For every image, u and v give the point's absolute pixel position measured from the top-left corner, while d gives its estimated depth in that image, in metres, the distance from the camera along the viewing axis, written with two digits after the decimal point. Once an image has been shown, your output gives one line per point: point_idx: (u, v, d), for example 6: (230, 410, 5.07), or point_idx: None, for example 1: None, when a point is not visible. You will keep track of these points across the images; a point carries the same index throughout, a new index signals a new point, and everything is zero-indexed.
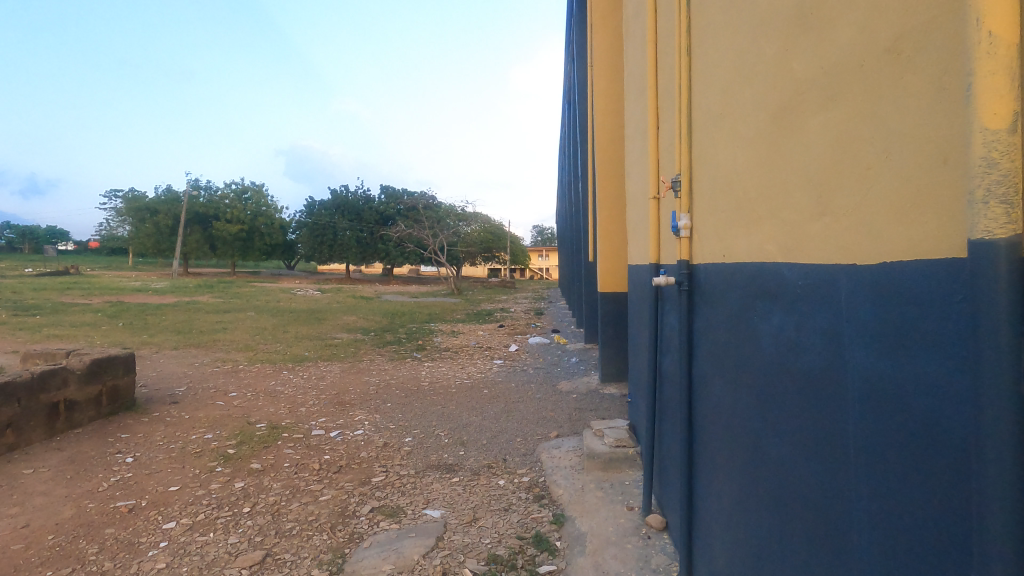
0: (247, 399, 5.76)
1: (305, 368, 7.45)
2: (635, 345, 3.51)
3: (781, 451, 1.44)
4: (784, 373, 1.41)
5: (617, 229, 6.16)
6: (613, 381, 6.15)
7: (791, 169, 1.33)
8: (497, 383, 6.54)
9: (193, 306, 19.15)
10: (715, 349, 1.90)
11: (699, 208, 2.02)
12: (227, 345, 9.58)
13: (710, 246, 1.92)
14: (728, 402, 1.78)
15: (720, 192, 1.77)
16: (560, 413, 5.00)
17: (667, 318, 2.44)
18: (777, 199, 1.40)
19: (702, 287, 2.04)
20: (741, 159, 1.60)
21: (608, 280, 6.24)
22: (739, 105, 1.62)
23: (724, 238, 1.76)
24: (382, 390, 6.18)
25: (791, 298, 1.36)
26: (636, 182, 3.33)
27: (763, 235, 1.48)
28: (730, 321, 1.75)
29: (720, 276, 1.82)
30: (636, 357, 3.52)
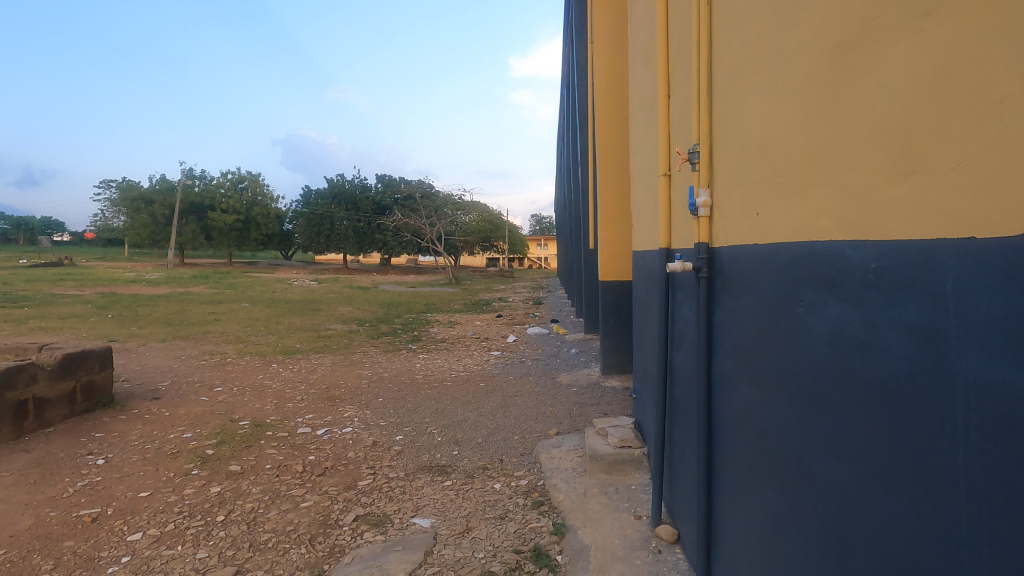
0: (233, 394, 5.51)
1: (295, 361, 7.19)
2: (640, 336, 3.27)
3: (837, 472, 1.19)
4: (843, 378, 1.16)
5: (620, 214, 5.88)
6: (615, 374, 5.90)
7: (858, 119, 1.07)
8: (494, 375, 6.30)
9: (187, 297, 18.86)
10: (744, 347, 1.64)
11: (722, 181, 1.75)
12: (217, 338, 9.31)
13: (737, 224, 1.65)
14: (761, 408, 1.53)
15: (750, 158, 1.51)
16: (559, 408, 4.76)
17: (682, 310, 2.18)
18: (835, 158, 1.14)
19: (725, 274, 1.78)
20: (780, 114, 1.34)
21: (611, 270, 5.97)
22: (776, 51, 1.36)
23: (756, 212, 1.50)
24: (374, 384, 5.93)
25: (856, 287, 1.10)
26: (643, 161, 3.05)
27: (811, 204, 1.23)
28: (763, 313, 1.50)
29: (750, 261, 1.56)
30: (641, 347, 3.28)
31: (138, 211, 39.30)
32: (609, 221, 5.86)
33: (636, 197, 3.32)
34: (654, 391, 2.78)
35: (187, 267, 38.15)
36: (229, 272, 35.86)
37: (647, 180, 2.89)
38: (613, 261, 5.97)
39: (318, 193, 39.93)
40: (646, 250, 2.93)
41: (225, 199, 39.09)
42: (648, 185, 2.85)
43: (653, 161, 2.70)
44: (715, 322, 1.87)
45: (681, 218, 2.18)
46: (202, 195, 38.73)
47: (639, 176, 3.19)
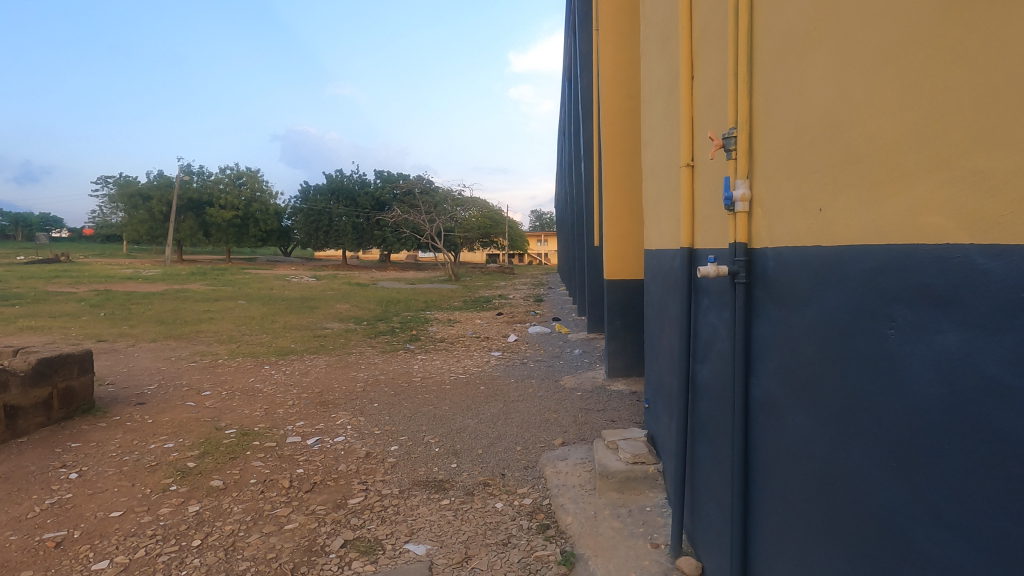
0: (221, 399, 5.26)
1: (288, 363, 6.93)
2: (653, 339, 3.07)
3: (953, 528, 0.98)
4: (964, 413, 0.95)
5: (627, 210, 5.62)
6: (621, 377, 5.65)
7: (997, 90, 0.87)
8: (494, 378, 6.04)
9: (183, 295, 18.52)
10: (795, 368, 1.44)
11: (767, 170, 1.52)
12: (209, 338, 9.04)
13: (789, 222, 1.43)
14: (826, 439, 1.32)
15: (814, 147, 1.31)
16: (564, 415, 4.50)
17: (708, 319, 1.97)
18: (958, 139, 0.94)
19: (770, 281, 1.54)
20: (867, 91, 1.14)
21: (616, 267, 5.71)
22: (858, 19, 1.16)
23: (819, 207, 1.30)
24: (369, 388, 5.67)
25: (993, 306, 0.90)
26: (657, 151, 2.83)
27: (913, 196, 1.03)
28: (831, 330, 1.28)
29: (813, 265, 1.33)
30: (653, 350, 3.08)
31: (135, 207, 38.96)
32: (615, 217, 5.60)
33: (649, 191, 3.09)
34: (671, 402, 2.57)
35: (185, 264, 37.85)
36: (227, 268, 35.57)
37: (663, 173, 2.66)
38: (619, 258, 5.71)
39: (316, 189, 39.60)
40: (662, 249, 2.69)
41: (223, 195, 38.76)
42: (665, 176, 2.63)
43: (671, 150, 2.47)
44: (753, 338, 1.65)
45: (708, 214, 1.96)
46: (200, 191, 38.39)
47: (653, 167, 2.96)
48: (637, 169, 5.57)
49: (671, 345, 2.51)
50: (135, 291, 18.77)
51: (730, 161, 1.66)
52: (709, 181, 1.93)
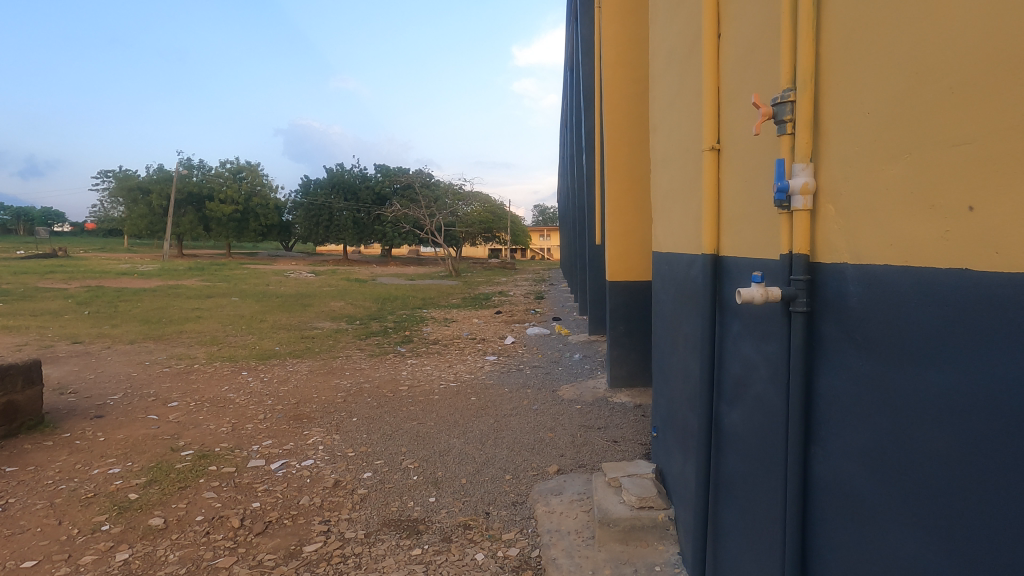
0: (187, 412, 4.81)
1: (269, 368, 6.48)
2: (661, 357, 2.65)
3: None
4: None
5: (631, 206, 5.13)
6: (624, 388, 5.18)
7: None
8: (487, 387, 5.59)
9: (175, 290, 18.07)
10: (896, 454, 1.02)
11: (853, 158, 1.10)
12: (190, 339, 8.57)
13: (892, 239, 1.01)
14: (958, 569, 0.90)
15: (955, 133, 0.89)
16: (561, 434, 4.05)
17: (742, 355, 1.55)
18: None
19: (853, 320, 1.11)
20: None
21: (618, 267, 5.24)
22: None
23: (957, 220, 0.88)
24: (350, 399, 5.21)
25: None
26: (667, 136, 2.42)
27: None
28: (981, 412, 0.85)
29: (944, 310, 0.91)
30: (662, 370, 2.67)
31: (134, 201, 38.55)
32: (618, 211, 5.13)
33: (658, 184, 2.68)
34: (687, 440, 2.14)
35: (184, 258, 37.48)
36: (225, 263, 35.13)
37: (675, 162, 2.25)
38: (623, 257, 5.23)
39: (316, 183, 39.11)
40: (674, 254, 2.25)
41: (222, 189, 38.31)
42: (677, 165, 2.22)
43: (687, 132, 2.03)
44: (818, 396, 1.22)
45: (739, 209, 1.55)
46: (199, 185, 37.95)
47: (662, 155, 2.55)
48: (641, 160, 5.08)
49: (685, 372, 2.09)
50: (127, 287, 18.32)
51: (786, 136, 1.26)
52: (743, 166, 1.53)
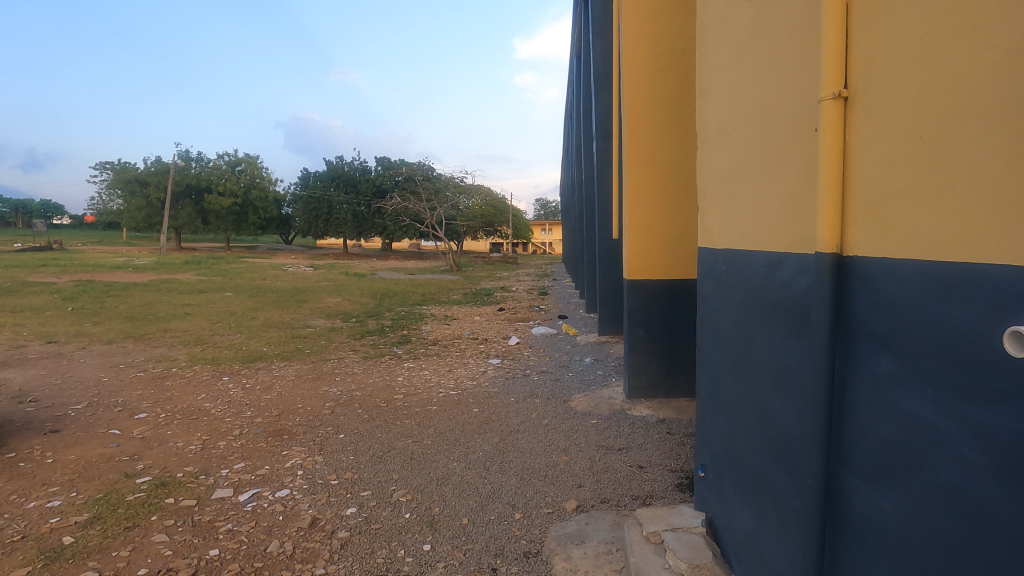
0: (154, 426, 4.27)
1: (252, 373, 5.94)
2: (706, 376, 2.26)
3: None
4: None
5: (653, 195, 4.58)
6: (643, 400, 4.65)
7: None
8: (491, 396, 5.06)
9: (169, 285, 17.51)
10: None
11: None
12: (172, 338, 8.02)
13: None
14: None
15: None
16: (577, 456, 3.52)
17: (910, 415, 1.14)
18: None
19: None
20: None
21: (641, 265, 4.66)
22: None
23: None
24: (338, 411, 4.68)
25: None
26: (725, 101, 2.00)
27: None
28: None
29: None
30: (703, 392, 2.29)
31: (133, 193, 38.04)
32: (638, 203, 4.58)
33: (705, 161, 2.25)
34: (755, 492, 1.75)
35: (182, 252, 36.94)
36: (223, 257, 34.56)
37: (745, 128, 1.83)
38: (647, 254, 4.64)
39: (315, 175, 38.47)
40: (738, 247, 1.89)
41: (219, 181, 37.71)
42: (749, 130, 1.80)
43: (767, 96, 1.65)
44: None
45: (917, 171, 1.13)
46: (197, 177, 37.35)
47: (713, 126, 2.13)
48: (664, 145, 4.55)
49: (763, 412, 1.70)
50: (120, 281, 17.78)
51: None
52: (925, 108, 1.10)
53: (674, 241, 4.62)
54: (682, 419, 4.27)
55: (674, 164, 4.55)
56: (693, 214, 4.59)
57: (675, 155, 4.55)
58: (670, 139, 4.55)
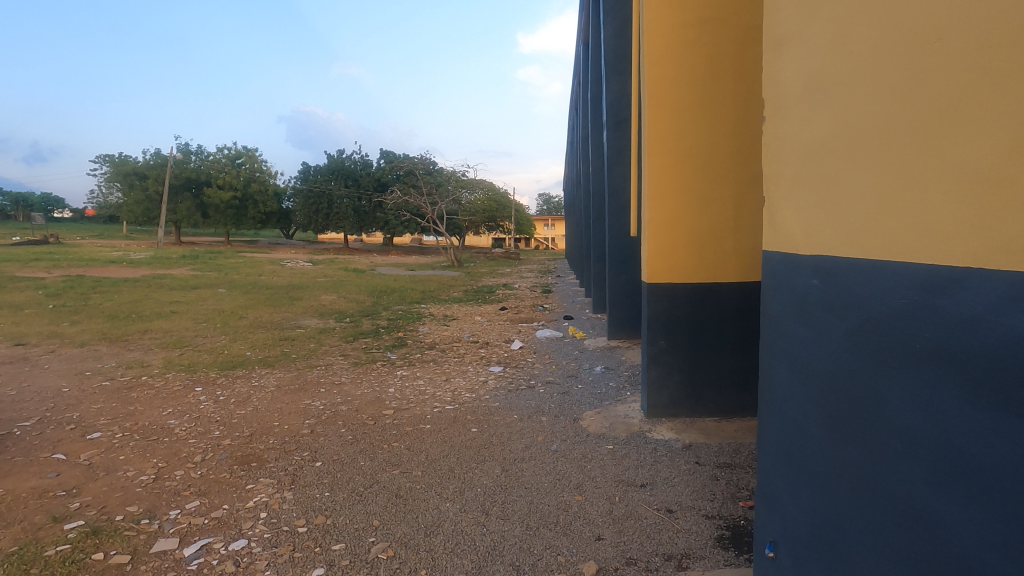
0: (106, 450, 3.73)
1: (229, 383, 5.39)
2: (778, 420, 1.82)
3: None
4: None
5: (677, 186, 4.02)
6: (664, 420, 4.10)
7: None
8: (492, 414, 4.51)
9: (161, 281, 16.94)
10: None
11: None
12: (150, 341, 7.47)
13: None
14: None
15: None
16: (594, 496, 2.97)
17: None
18: None
19: None
20: None
21: (663, 266, 4.09)
22: None
23: None
24: (318, 431, 4.13)
25: None
26: (830, 58, 1.51)
27: None
28: None
29: None
30: (774, 437, 1.85)
31: (131, 187, 37.54)
32: (659, 195, 4.03)
33: (782, 139, 1.75)
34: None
35: (181, 247, 36.44)
36: (222, 252, 34.04)
37: (877, 90, 1.35)
38: (669, 254, 4.07)
39: (315, 169, 37.88)
40: (859, 256, 1.42)
41: (218, 175, 37.14)
42: (887, 94, 1.31)
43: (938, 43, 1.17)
44: None
45: None
46: (195, 171, 36.80)
47: (802, 92, 1.63)
48: (689, 132, 4.01)
49: (917, 491, 1.25)
50: (113, 277, 17.27)
51: None
52: None
53: (701, 239, 4.04)
54: (710, 444, 3.71)
55: (701, 152, 4.00)
56: (724, 208, 4.02)
57: (701, 142, 4.00)
58: (696, 125, 4.01)
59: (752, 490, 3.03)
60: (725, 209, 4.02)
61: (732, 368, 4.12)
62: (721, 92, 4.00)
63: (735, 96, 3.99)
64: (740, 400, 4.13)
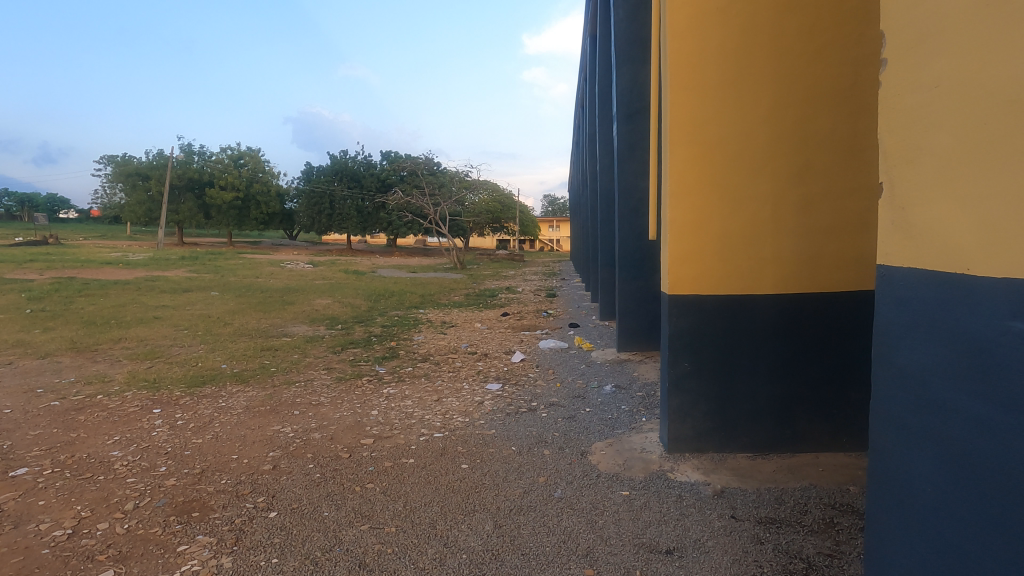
0: (26, 492, 3.14)
1: (192, 404, 4.79)
2: (913, 512, 1.45)
3: None
4: None
5: (705, 179, 3.40)
6: (687, 457, 3.48)
7: None
8: (486, 445, 3.89)
9: (155, 283, 16.46)
10: None
11: None
12: (120, 352, 6.88)
13: None
14: None
15: None
16: (607, 569, 2.35)
17: None
18: None
19: None
20: None
21: (687, 276, 3.45)
22: None
23: None
24: (282, 467, 3.52)
25: None
26: None
27: None
28: None
29: None
30: (904, 533, 1.48)
31: (133, 187, 37.20)
32: (685, 192, 3.41)
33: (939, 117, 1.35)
34: None
35: (181, 248, 36.02)
36: (223, 253, 33.61)
37: None
38: (694, 259, 3.43)
39: (317, 169, 37.37)
40: None
41: (219, 175, 36.74)
42: None
43: None
44: None
45: None
46: (197, 171, 36.41)
47: (986, 45, 1.22)
48: (721, 118, 3.39)
49: None
50: (103, 278, 16.74)
51: None
52: None
53: (734, 244, 3.41)
54: (746, 490, 3.08)
55: (736, 140, 3.38)
56: (757, 206, 3.40)
57: (736, 129, 3.39)
58: (730, 109, 3.39)
59: (807, 561, 2.40)
60: (763, 209, 3.40)
61: (768, 395, 3.49)
62: (760, 69, 3.37)
63: (778, 73, 3.35)
64: (777, 434, 3.49)
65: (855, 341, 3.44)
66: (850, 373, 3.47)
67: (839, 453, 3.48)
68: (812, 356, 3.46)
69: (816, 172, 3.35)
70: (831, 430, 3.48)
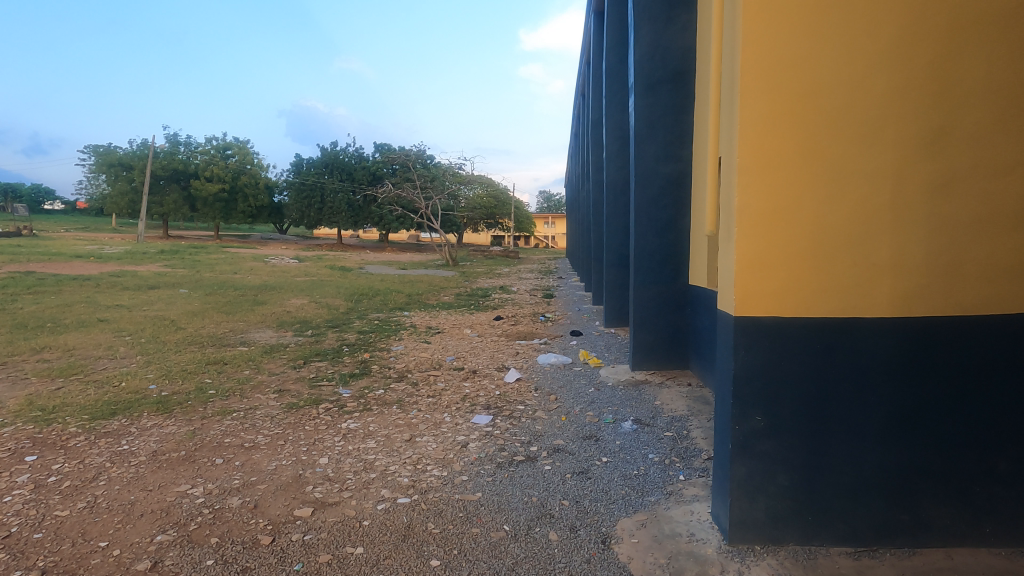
0: None
1: (83, 447, 3.62)
2: None
3: None
4: None
5: (792, 148, 2.31)
6: (760, 557, 2.38)
7: None
8: (466, 522, 2.77)
9: (121, 280, 15.20)
10: None
11: None
12: (31, 367, 5.67)
13: None
14: None
15: None
16: None
17: None
18: None
19: None
20: None
21: (763, 289, 2.34)
22: None
23: None
24: (165, 567, 2.38)
25: None
26: None
27: None
28: None
29: None
30: None
31: (114, 178, 35.74)
32: (763, 164, 2.32)
33: None
34: None
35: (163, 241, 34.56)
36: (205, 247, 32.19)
37: None
38: (773, 265, 2.33)
39: (306, 162, 35.98)
40: None
41: (204, 166, 35.31)
42: None
43: None
44: None
45: None
46: (181, 162, 35.00)
47: None
48: (819, 58, 2.30)
49: None
50: (65, 274, 15.43)
51: None
52: None
53: (834, 242, 2.32)
54: None
55: (840, 89, 2.30)
56: (868, 189, 2.30)
57: (840, 72, 2.29)
58: (831, 43, 2.29)
59: None
60: (878, 190, 2.30)
61: (878, 463, 2.39)
62: None
63: None
64: (890, 521, 2.41)
65: (1009, 388, 2.33)
66: (1003, 435, 2.35)
67: (980, 549, 2.39)
68: (944, 407, 2.35)
69: (955, 141, 2.28)
70: (969, 515, 2.38)
